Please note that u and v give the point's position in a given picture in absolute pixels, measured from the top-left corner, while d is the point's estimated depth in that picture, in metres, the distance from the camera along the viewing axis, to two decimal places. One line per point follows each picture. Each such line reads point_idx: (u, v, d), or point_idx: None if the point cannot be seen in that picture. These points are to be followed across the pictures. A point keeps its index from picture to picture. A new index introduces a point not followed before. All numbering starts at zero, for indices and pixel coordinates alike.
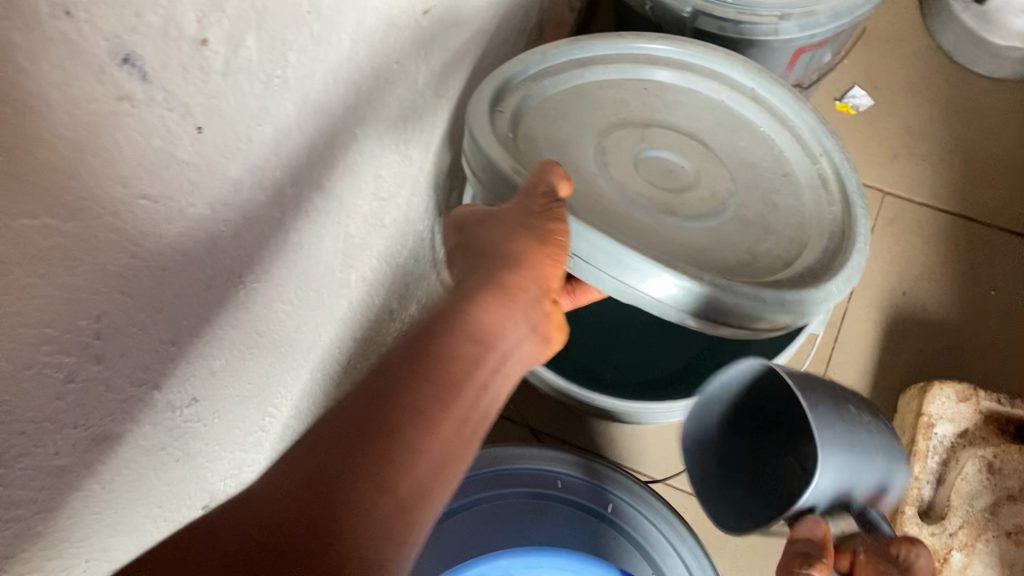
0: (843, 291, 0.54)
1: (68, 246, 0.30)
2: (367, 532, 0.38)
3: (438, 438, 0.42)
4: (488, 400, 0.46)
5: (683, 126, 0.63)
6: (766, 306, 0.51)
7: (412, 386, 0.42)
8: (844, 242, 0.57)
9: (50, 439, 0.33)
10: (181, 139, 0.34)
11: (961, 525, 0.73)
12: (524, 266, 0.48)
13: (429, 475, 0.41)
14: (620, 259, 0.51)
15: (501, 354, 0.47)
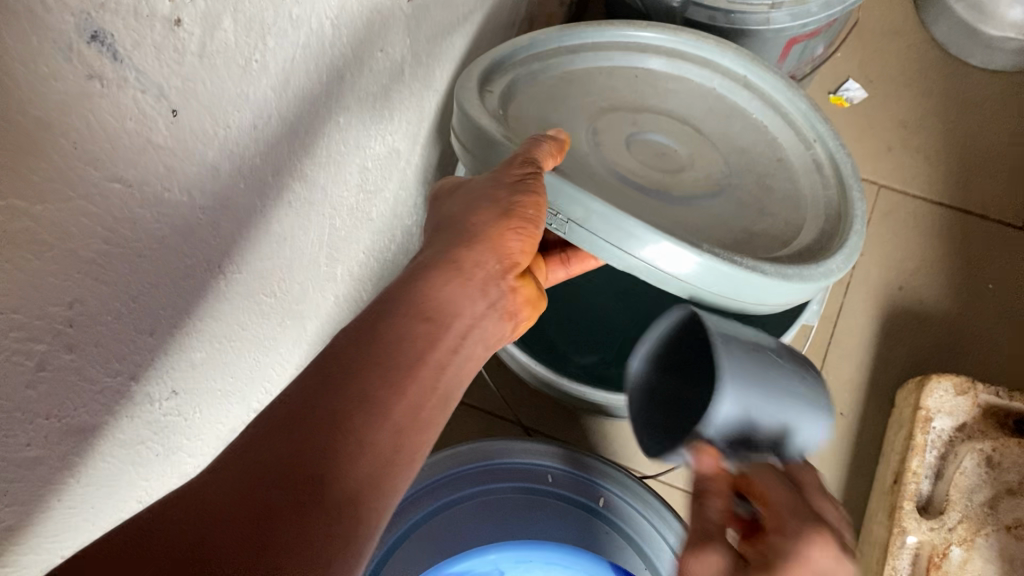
0: (845, 267, 0.53)
1: (37, 230, 0.29)
2: (325, 527, 0.34)
3: (390, 426, 0.39)
4: (443, 385, 0.43)
5: (676, 113, 0.63)
6: (767, 277, 0.50)
7: (365, 369, 0.39)
8: (840, 224, 0.56)
9: (22, 430, 0.32)
10: (156, 122, 0.33)
11: (958, 522, 0.70)
12: (484, 244, 0.47)
13: (384, 466, 0.38)
14: (618, 227, 0.48)
15: (460, 335, 0.45)
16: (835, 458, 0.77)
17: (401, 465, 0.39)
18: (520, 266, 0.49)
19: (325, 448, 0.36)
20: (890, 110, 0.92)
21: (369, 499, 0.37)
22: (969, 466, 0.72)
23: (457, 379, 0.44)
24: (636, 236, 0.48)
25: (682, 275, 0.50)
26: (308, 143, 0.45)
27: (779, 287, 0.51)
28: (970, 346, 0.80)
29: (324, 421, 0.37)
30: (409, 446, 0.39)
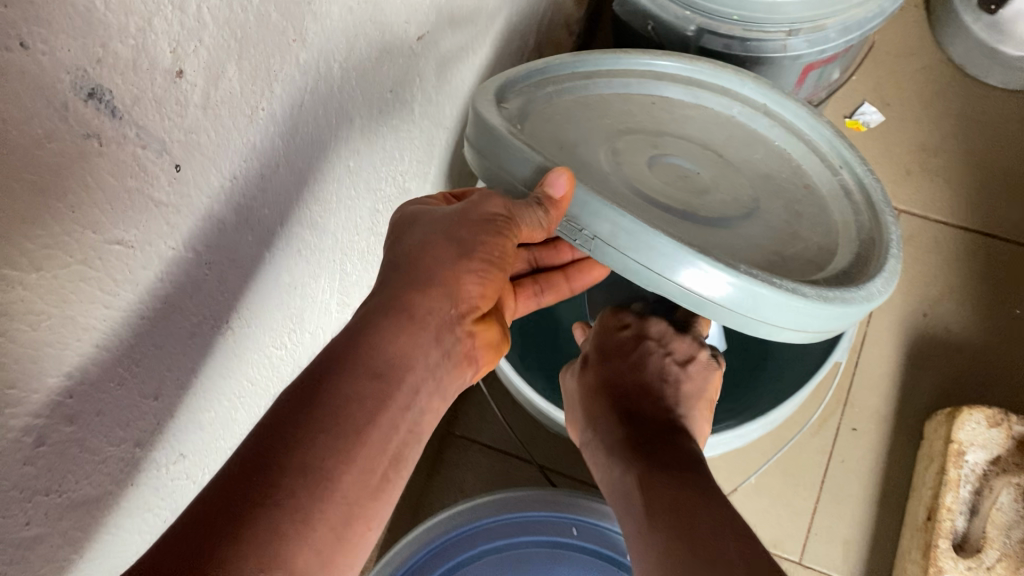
0: (886, 292, 0.45)
1: (34, 301, 0.27)
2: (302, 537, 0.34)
3: (338, 499, 0.36)
4: (397, 442, 0.41)
5: (693, 138, 0.54)
6: (809, 301, 0.42)
7: (309, 447, 0.36)
8: (876, 249, 0.48)
9: (21, 509, 0.30)
10: (158, 179, 0.31)
11: (996, 560, 0.66)
12: (436, 287, 0.44)
13: (326, 546, 0.35)
14: (647, 246, 0.41)
15: (412, 389, 0.42)
16: (865, 492, 0.73)
17: (352, 537, 0.37)
18: (479, 310, 0.47)
19: (263, 533, 0.33)
20: (909, 133, 0.89)
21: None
22: (1007, 501, 0.67)
23: (415, 439, 0.42)
24: (667, 256, 0.41)
25: (715, 300, 0.42)
26: (311, 182, 0.42)
27: (820, 314, 0.43)
28: (1004, 376, 0.76)
29: (260, 501, 0.34)
30: (359, 517, 0.38)
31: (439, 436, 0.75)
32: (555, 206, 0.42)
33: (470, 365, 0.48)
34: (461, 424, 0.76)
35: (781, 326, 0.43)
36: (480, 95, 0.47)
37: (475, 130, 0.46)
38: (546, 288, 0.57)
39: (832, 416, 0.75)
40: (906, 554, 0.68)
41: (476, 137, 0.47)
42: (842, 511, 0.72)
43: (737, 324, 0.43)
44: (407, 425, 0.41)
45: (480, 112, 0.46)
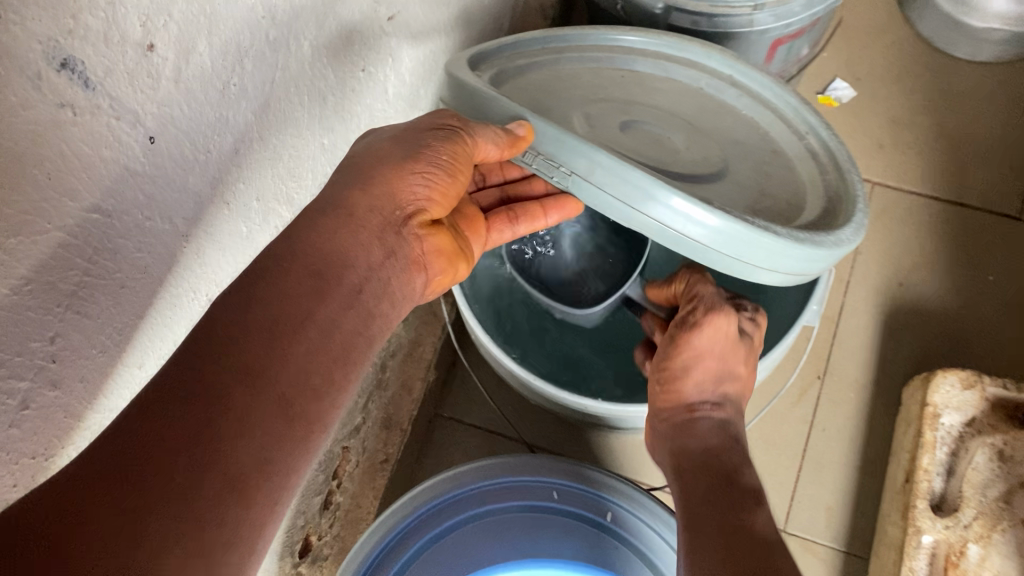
0: (856, 241, 0.46)
1: (17, 266, 0.29)
2: (245, 447, 0.33)
3: (272, 398, 0.35)
4: (340, 343, 0.39)
5: (663, 107, 0.55)
6: (781, 238, 0.43)
7: (239, 344, 0.35)
8: (842, 205, 0.49)
9: (9, 471, 0.31)
10: (132, 150, 0.32)
11: (973, 518, 0.63)
12: (381, 186, 0.43)
13: (266, 447, 0.34)
14: (624, 181, 0.41)
15: (354, 288, 0.41)
16: (846, 459, 0.73)
17: (293, 441, 0.35)
18: (430, 215, 0.46)
19: (194, 430, 0.32)
20: (882, 106, 0.87)
21: (257, 484, 0.33)
22: (981, 461, 0.65)
23: (358, 345, 0.40)
24: (645, 193, 0.41)
25: (691, 237, 0.42)
26: (282, 153, 0.43)
27: (793, 254, 0.44)
28: (975, 342, 0.75)
29: (195, 398, 0.32)
30: (298, 420, 0.35)
31: (428, 418, 0.76)
32: (517, 141, 0.43)
33: (434, 278, 0.48)
34: (449, 406, 0.77)
35: (752, 263, 0.44)
36: (455, 63, 0.49)
37: (454, 96, 0.48)
38: (522, 213, 0.53)
39: (810, 387, 0.75)
40: (887, 516, 0.67)
41: (457, 103, 0.48)
42: (820, 476, 0.72)
43: (708, 261, 0.44)
44: (350, 326, 0.40)
45: (455, 77, 0.47)
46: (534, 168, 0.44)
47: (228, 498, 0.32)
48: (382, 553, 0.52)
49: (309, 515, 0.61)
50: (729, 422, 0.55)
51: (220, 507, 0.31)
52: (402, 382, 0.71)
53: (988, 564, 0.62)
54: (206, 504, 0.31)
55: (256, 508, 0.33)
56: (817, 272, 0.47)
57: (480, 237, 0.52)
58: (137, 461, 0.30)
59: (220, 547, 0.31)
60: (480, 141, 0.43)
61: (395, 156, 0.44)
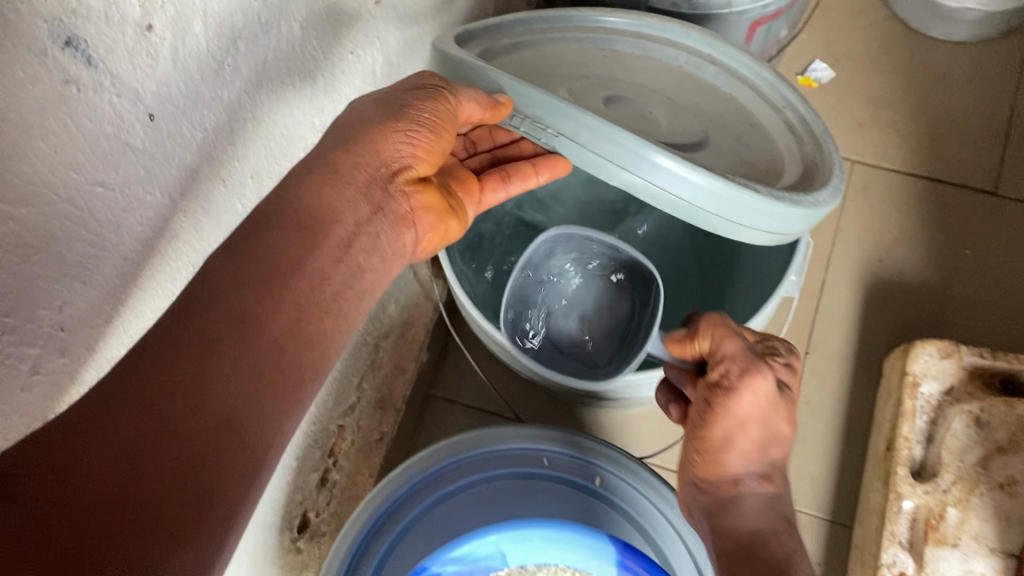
0: (831, 203, 0.48)
1: (24, 234, 0.30)
2: (239, 388, 0.36)
3: (264, 342, 0.38)
4: (331, 292, 0.42)
5: (644, 84, 0.56)
6: (760, 196, 0.45)
7: (230, 295, 0.38)
8: (819, 171, 0.51)
9: (20, 433, 0.33)
10: (133, 127, 0.34)
11: (952, 483, 0.65)
12: (366, 144, 0.44)
13: (257, 389, 0.37)
14: (612, 142, 0.45)
15: (343, 241, 0.43)
16: (829, 431, 0.75)
17: (283, 385, 0.38)
18: (418, 172, 0.47)
19: (189, 375, 0.35)
20: (860, 85, 0.88)
21: (250, 427, 0.36)
22: (959, 428, 0.67)
23: (349, 297, 0.43)
24: (630, 150, 0.45)
25: (670, 193, 0.45)
26: (274, 129, 0.45)
27: (771, 211, 0.46)
28: (952, 313, 0.77)
29: (193, 346, 0.36)
30: (290, 365, 0.39)
31: (421, 397, 0.78)
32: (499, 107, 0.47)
33: (420, 238, 0.49)
34: (442, 386, 0.79)
35: (724, 218, 0.47)
36: (444, 38, 0.52)
37: (443, 65, 0.52)
38: (512, 173, 0.56)
39: None
40: (870, 483, 0.69)
41: (448, 74, 0.52)
42: (805, 446, 0.74)
43: (679, 213, 0.47)
44: (340, 280, 0.43)
45: (444, 52, 0.51)
46: (521, 130, 0.48)
47: (222, 437, 0.35)
48: (379, 523, 0.53)
49: (306, 492, 0.62)
50: (779, 497, 0.49)
51: (215, 445, 0.35)
52: (395, 362, 0.72)
53: (966, 527, 0.64)
54: (201, 442, 0.34)
55: (252, 446, 0.36)
56: (794, 233, 0.49)
57: (472, 198, 0.55)
58: (146, 401, 0.33)
59: (217, 481, 0.35)
60: (462, 101, 0.47)
61: (383, 115, 0.46)
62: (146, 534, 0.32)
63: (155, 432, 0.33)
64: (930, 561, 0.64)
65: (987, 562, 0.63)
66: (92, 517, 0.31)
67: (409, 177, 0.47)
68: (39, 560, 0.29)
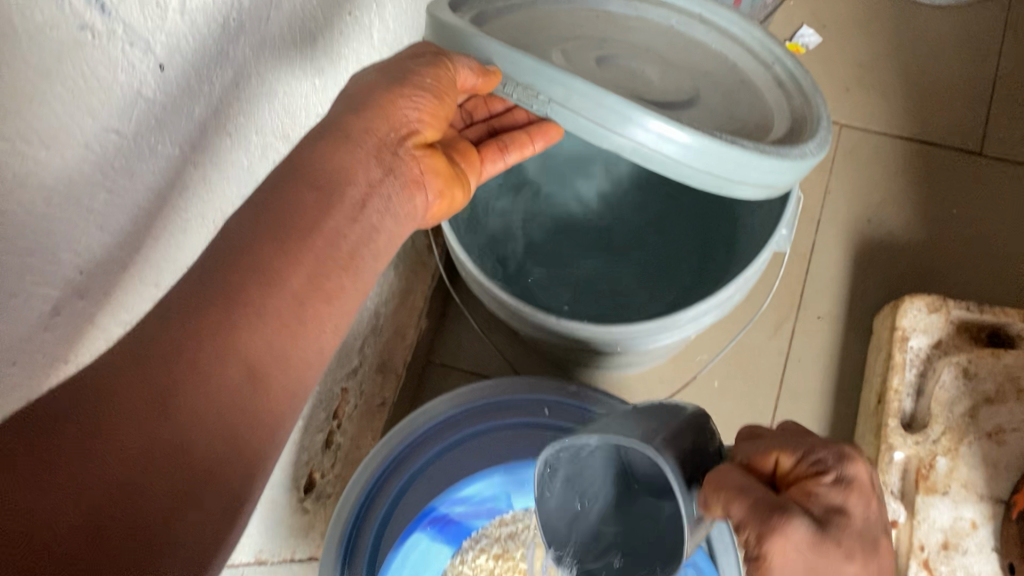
0: (818, 154, 0.49)
1: (44, 177, 0.31)
2: (258, 338, 0.37)
3: (286, 294, 0.38)
4: (352, 242, 0.42)
5: (636, 44, 0.57)
6: (747, 151, 0.47)
7: (249, 251, 0.38)
8: (807, 124, 0.52)
9: (44, 372, 0.34)
10: (146, 77, 0.35)
11: (941, 433, 0.67)
12: (374, 110, 0.44)
13: (273, 342, 0.38)
14: (601, 106, 0.46)
15: (357, 204, 0.43)
16: (821, 389, 0.76)
17: (301, 329, 0.39)
18: (423, 136, 0.47)
19: (213, 325, 0.36)
20: (847, 50, 0.90)
21: (270, 373, 0.38)
22: (947, 379, 0.68)
23: (363, 259, 0.43)
24: (620, 114, 0.46)
25: (662, 152, 0.47)
26: (277, 88, 0.46)
27: (759, 167, 0.48)
28: (939, 272, 0.79)
29: (214, 301, 0.36)
30: (307, 319, 0.39)
31: (422, 363, 0.79)
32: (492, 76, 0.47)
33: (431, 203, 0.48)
34: (440, 353, 0.81)
35: (712, 175, 0.48)
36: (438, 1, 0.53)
37: (439, 33, 0.52)
38: (511, 143, 0.57)
39: (785, 321, 0.79)
40: (863, 437, 0.71)
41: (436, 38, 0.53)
42: (800, 404, 0.76)
43: (668, 172, 0.48)
44: (352, 244, 0.42)
45: (436, 17, 0.51)
46: (515, 98, 0.48)
47: (245, 387, 0.37)
48: (387, 472, 0.55)
49: (311, 452, 0.63)
50: None
51: (239, 394, 0.36)
52: (396, 328, 0.73)
53: (956, 475, 0.66)
54: (226, 392, 0.36)
55: (271, 393, 0.38)
56: (784, 186, 0.50)
57: (472, 168, 0.56)
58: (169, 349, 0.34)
59: (241, 427, 0.36)
60: (460, 68, 0.47)
61: (384, 82, 0.45)
62: (179, 479, 0.34)
63: (185, 382, 0.34)
64: (921, 509, 0.66)
65: (976, 509, 0.65)
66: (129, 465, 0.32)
67: (416, 142, 0.47)
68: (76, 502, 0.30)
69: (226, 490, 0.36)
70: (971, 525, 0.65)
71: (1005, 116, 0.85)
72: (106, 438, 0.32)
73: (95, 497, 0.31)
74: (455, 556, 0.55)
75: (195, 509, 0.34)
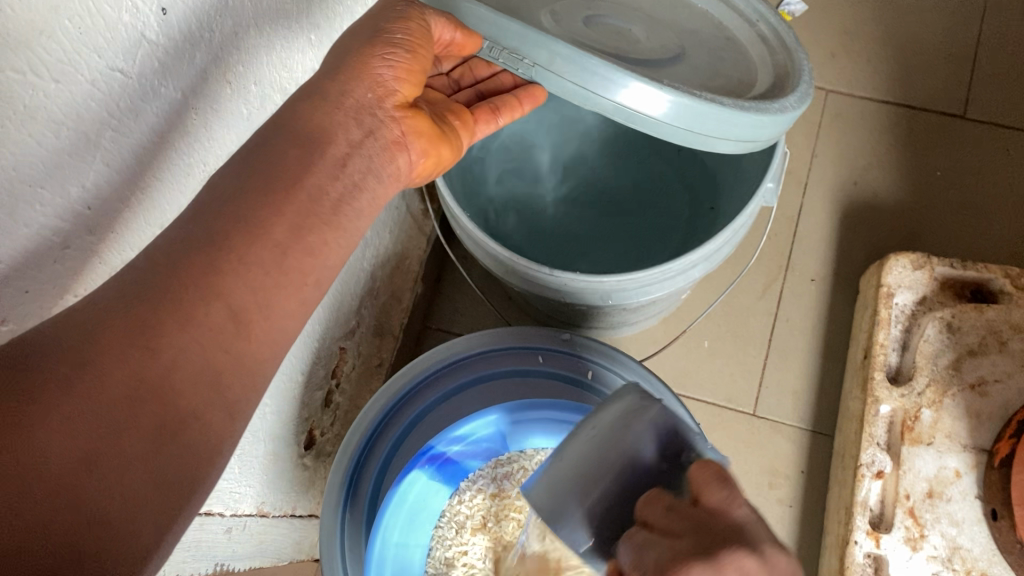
0: (798, 108, 0.50)
1: (54, 112, 0.32)
2: (251, 282, 0.37)
3: (267, 244, 0.38)
4: (341, 186, 0.42)
5: (624, 4, 0.59)
6: (727, 108, 0.47)
7: (241, 191, 0.38)
8: (789, 79, 0.53)
9: (54, 303, 0.36)
10: (148, 18, 0.36)
11: (926, 386, 0.69)
12: (352, 73, 0.44)
13: (257, 288, 0.37)
14: (585, 70, 0.47)
15: (337, 161, 0.42)
16: (809, 348, 0.78)
17: (292, 275, 0.39)
18: (404, 96, 0.46)
19: (201, 265, 0.36)
20: (833, 18, 0.91)
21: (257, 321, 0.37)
22: (931, 334, 0.70)
23: (348, 212, 0.42)
24: (605, 78, 0.47)
25: (646, 114, 0.47)
26: (275, 41, 0.47)
27: (740, 122, 0.48)
28: (924, 233, 0.81)
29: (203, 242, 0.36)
30: (293, 268, 0.39)
31: (420, 327, 0.81)
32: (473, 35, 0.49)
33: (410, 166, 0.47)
34: (436, 318, 0.83)
35: (693, 133, 0.49)
36: None
37: None
38: (501, 105, 0.56)
39: (774, 283, 0.80)
40: (850, 391, 0.73)
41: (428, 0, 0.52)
42: (788, 362, 0.77)
43: (651, 131, 0.49)
44: (339, 193, 0.42)
45: None
46: (500, 62, 0.49)
47: (229, 328, 0.36)
48: (386, 421, 0.57)
49: (312, 409, 0.64)
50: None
51: (223, 336, 0.36)
52: (392, 291, 0.75)
53: (940, 426, 0.68)
54: (209, 335, 0.35)
55: (260, 335, 0.38)
56: (765, 141, 0.52)
57: (465, 128, 0.55)
58: (164, 284, 0.35)
59: (226, 367, 0.36)
60: (432, 23, 0.47)
61: (361, 40, 0.45)
62: (164, 416, 0.33)
63: (170, 321, 0.34)
64: (907, 459, 0.68)
65: (960, 458, 0.67)
66: (117, 397, 0.32)
67: (396, 102, 0.46)
68: (71, 429, 0.30)
69: (208, 430, 0.35)
70: (955, 474, 0.67)
71: (988, 80, 0.86)
72: (90, 375, 0.32)
73: (90, 424, 0.31)
74: (455, 496, 0.58)
75: (178, 447, 0.34)
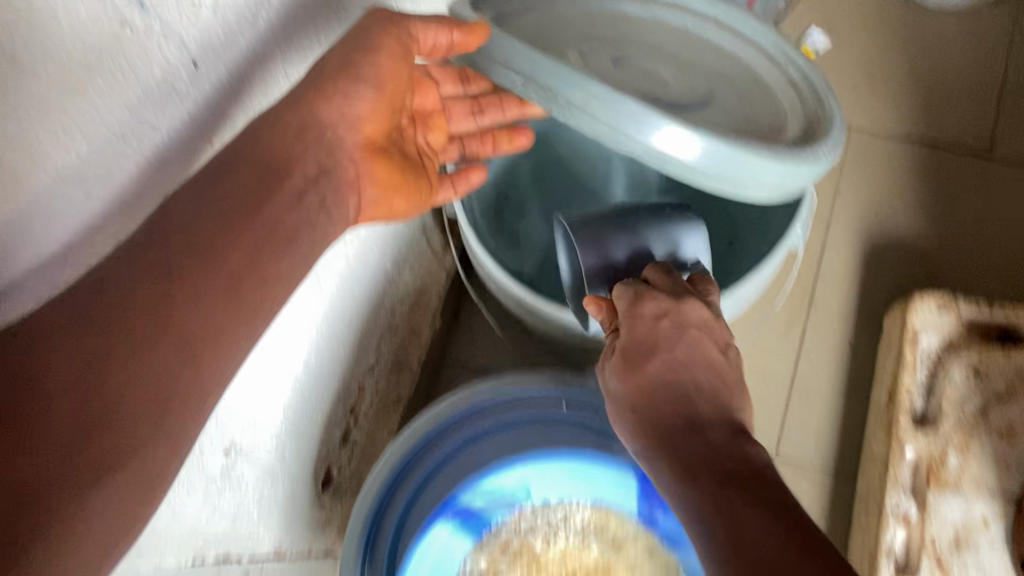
0: (832, 156, 0.50)
1: (85, 173, 0.32)
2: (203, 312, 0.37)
3: (223, 275, 0.38)
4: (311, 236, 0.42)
5: (654, 46, 0.58)
6: (763, 156, 0.47)
7: None
8: (821, 125, 0.53)
9: None
10: (180, 74, 0.35)
11: (952, 430, 0.68)
12: (328, 110, 0.45)
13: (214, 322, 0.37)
14: (619, 112, 0.46)
15: (294, 192, 0.43)
16: (832, 388, 0.77)
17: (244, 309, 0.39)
18: (367, 139, 0.49)
19: None
20: (858, 54, 0.90)
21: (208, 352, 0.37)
22: (958, 378, 0.70)
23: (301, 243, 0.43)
24: (639, 121, 0.46)
25: (682, 160, 0.47)
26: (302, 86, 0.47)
27: (775, 169, 0.48)
28: (951, 271, 0.80)
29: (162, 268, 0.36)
30: (248, 301, 0.39)
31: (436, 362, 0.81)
32: (473, 30, 0.47)
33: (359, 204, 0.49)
34: (454, 353, 0.82)
35: (727, 180, 0.48)
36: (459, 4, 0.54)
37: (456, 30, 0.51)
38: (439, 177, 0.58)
39: (796, 321, 0.79)
40: (874, 434, 0.71)
41: None
42: (811, 402, 0.76)
43: (685, 176, 0.48)
44: (292, 224, 0.42)
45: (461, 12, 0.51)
46: (535, 95, 0.47)
47: (184, 361, 0.36)
48: (400, 475, 0.58)
49: (329, 448, 0.64)
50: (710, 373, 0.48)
51: (172, 362, 0.35)
52: (410, 326, 0.74)
53: (969, 473, 0.67)
54: (161, 365, 0.35)
55: None
56: (798, 187, 0.51)
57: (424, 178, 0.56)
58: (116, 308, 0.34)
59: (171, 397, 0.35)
60: (432, 34, 0.47)
61: (334, 65, 0.44)
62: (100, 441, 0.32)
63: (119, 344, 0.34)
64: (933, 505, 0.66)
65: (988, 506, 0.66)
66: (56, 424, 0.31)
67: (359, 142, 0.48)
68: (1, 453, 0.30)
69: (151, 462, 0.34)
70: (983, 522, 0.66)
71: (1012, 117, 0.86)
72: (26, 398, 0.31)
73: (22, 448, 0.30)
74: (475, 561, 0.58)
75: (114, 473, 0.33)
